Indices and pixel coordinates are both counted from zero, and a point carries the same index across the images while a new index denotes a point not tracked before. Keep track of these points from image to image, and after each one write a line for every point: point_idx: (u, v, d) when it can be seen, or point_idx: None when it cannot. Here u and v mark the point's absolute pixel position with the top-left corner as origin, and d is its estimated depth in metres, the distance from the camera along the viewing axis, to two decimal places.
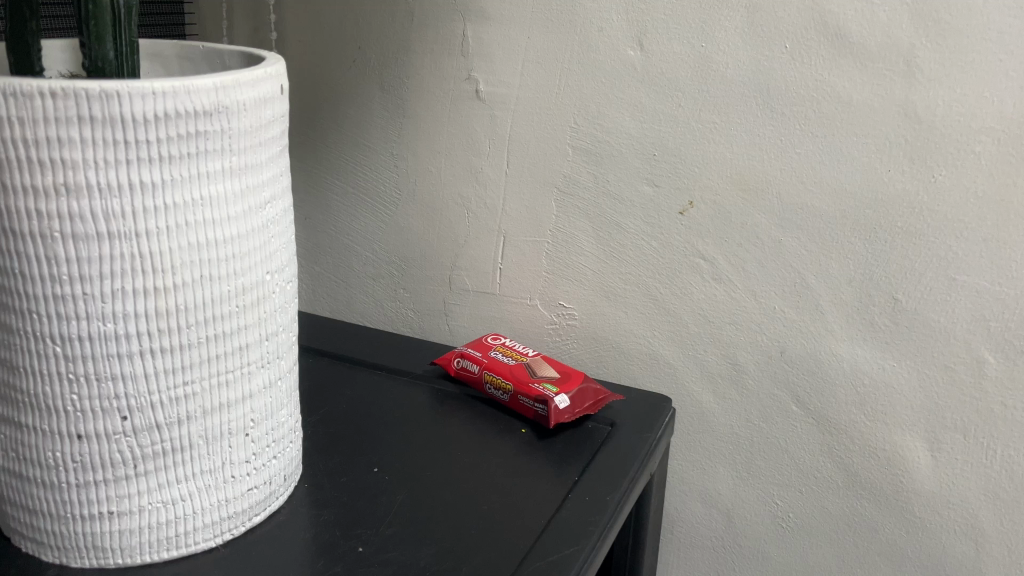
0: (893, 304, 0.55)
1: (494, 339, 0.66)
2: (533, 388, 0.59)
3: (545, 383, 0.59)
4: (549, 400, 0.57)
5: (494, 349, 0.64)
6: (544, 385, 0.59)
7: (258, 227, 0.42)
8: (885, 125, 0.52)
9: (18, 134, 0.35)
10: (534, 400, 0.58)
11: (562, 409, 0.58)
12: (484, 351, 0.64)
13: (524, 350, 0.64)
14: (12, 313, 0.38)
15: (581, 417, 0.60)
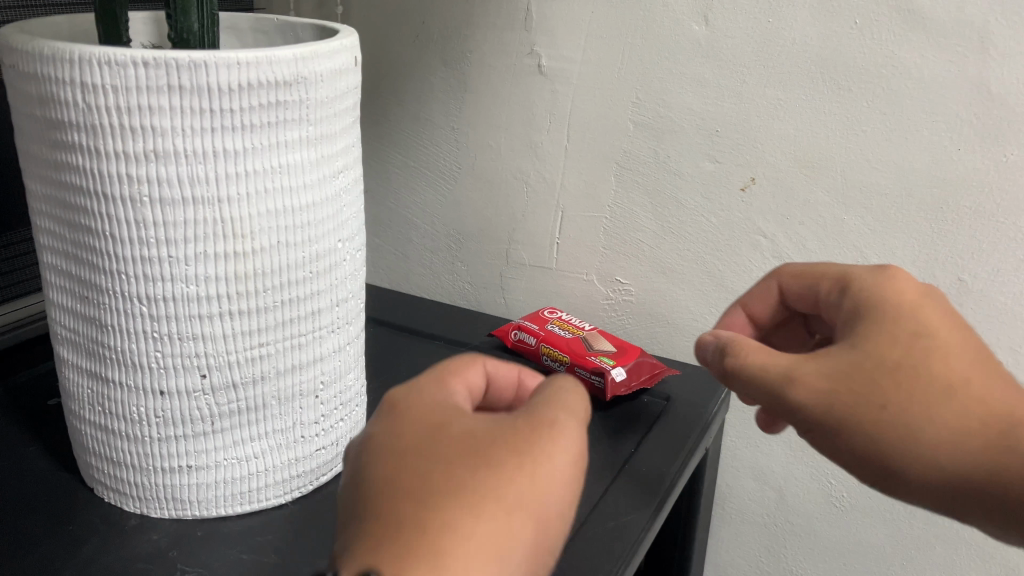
0: (958, 285, 0.54)
1: (550, 313, 0.67)
2: (590, 361, 0.59)
3: (602, 355, 0.60)
4: (607, 372, 0.58)
5: (549, 322, 0.65)
6: (600, 359, 0.60)
7: (331, 196, 0.44)
8: (956, 102, 0.51)
9: (112, 101, 0.36)
10: (589, 371, 0.59)
11: (618, 382, 0.58)
12: (540, 324, 0.65)
13: (580, 324, 0.65)
14: (101, 274, 0.40)
15: (637, 390, 0.61)
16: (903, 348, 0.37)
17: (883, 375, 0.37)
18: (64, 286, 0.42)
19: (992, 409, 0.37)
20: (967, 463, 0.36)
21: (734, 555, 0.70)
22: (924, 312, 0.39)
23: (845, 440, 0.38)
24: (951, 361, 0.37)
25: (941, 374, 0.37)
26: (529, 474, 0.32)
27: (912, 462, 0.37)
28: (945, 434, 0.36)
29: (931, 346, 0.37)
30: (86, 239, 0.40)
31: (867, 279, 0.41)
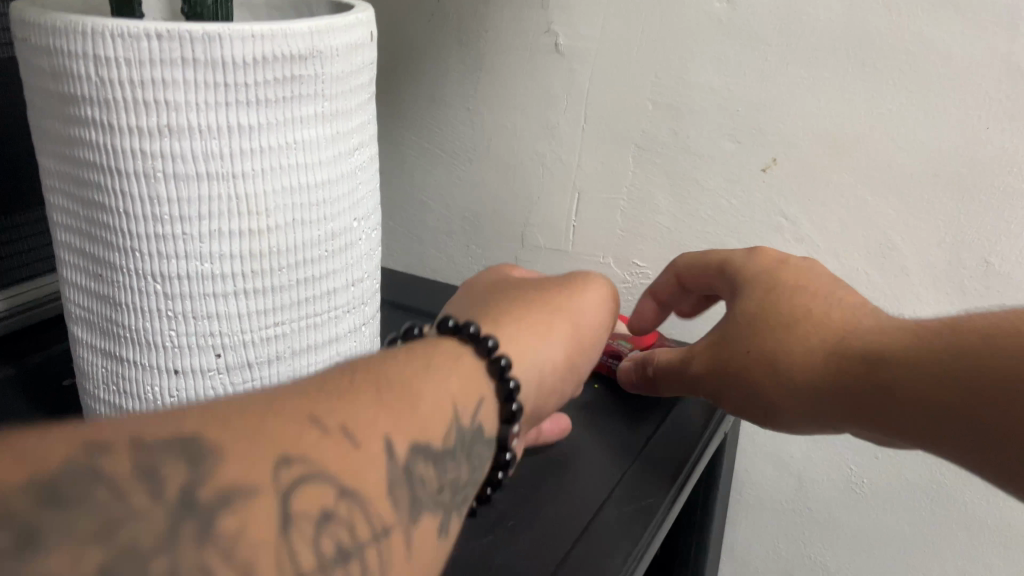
0: (985, 267, 0.53)
1: None
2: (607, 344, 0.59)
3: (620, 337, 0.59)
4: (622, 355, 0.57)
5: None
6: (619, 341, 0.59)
7: (347, 174, 0.43)
8: (986, 79, 0.49)
9: (125, 74, 0.36)
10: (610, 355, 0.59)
11: None
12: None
13: None
14: (115, 251, 0.40)
15: None
16: (758, 303, 0.45)
17: (732, 336, 0.45)
18: (77, 264, 0.42)
19: (845, 324, 0.42)
20: (829, 376, 0.41)
21: (751, 541, 0.69)
22: (783, 273, 0.46)
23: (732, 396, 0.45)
24: (800, 298, 0.44)
25: (789, 309, 0.44)
26: (572, 309, 0.44)
27: (787, 391, 0.43)
28: (805, 363, 0.42)
29: (780, 292, 0.45)
30: (100, 217, 0.39)
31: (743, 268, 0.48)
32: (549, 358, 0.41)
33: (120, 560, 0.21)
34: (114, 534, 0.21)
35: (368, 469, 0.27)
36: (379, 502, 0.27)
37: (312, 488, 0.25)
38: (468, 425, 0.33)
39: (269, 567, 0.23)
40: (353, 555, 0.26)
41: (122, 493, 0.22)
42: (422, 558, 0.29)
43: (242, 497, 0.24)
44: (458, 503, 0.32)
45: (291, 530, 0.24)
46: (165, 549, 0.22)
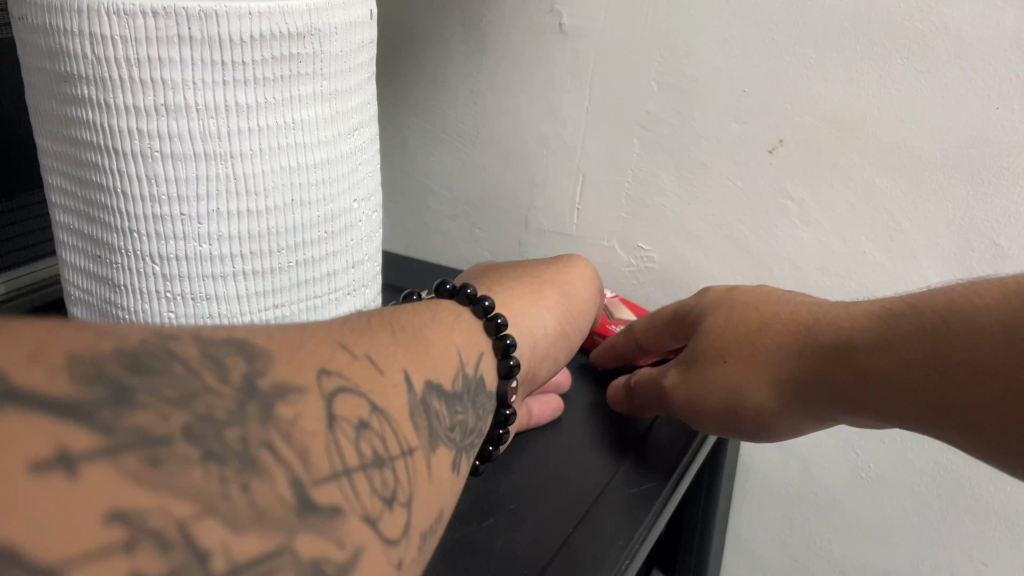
0: (994, 250, 0.52)
1: None
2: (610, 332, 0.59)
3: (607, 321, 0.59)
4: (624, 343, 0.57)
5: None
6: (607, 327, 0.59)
7: (346, 154, 0.43)
8: (996, 58, 0.49)
9: (121, 52, 0.35)
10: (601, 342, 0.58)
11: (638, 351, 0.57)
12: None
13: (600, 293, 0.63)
14: (113, 233, 0.39)
15: None
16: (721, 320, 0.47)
17: (702, 349, 0.47)
18: (76, 246, 0.42)
19: (802, 325, 0.43)
20: (796, 380, 0.42)
21: (756, 526, 0.69)
22: (738, 293, 0.49)
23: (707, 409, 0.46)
24: (763, 306, 0.47)
25: (750, 318, 0.46)
26: (558, 288, 0.49)
27: (758, 401, 0.43)
28: (776, 362, 0.43)
29: (740, 307, 0.47)
30: (98, 197, 0.39)
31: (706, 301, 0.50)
32: (539, 325, 0.46)
33: (201, 425, 0.21)
34: (193, 402, 0.22)
35: (391, 394, 0.29)
36: (403, 424, 0.29)
37: (350, 397, 0.27)
38: (471, 372, 0.37)
39: (322, 454, 0.24)
40: (386, 463, 0.27)
41: (196, 371, 0.22)
42: (440, 482, 0.31)
43: (294, 391, 0.25)
44: (467, 445, 0.35)
45: (337, 425, 0.25)
46: (237, 420, 0.22)
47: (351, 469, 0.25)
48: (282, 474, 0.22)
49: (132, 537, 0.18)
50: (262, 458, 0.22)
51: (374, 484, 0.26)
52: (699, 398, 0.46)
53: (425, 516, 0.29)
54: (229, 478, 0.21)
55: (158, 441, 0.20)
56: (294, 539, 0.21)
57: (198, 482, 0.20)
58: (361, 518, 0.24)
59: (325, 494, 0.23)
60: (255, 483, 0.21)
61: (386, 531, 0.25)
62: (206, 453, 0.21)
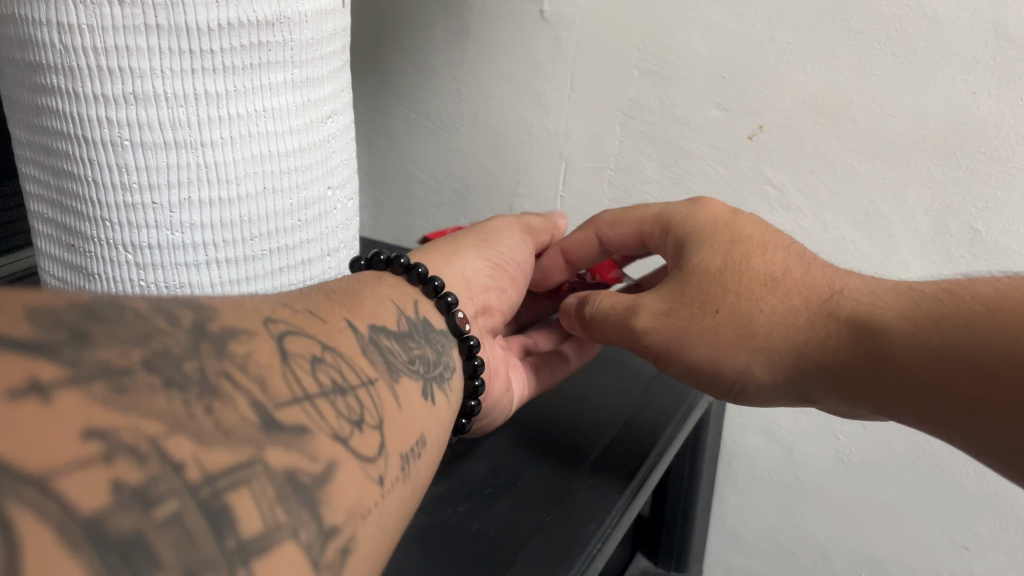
0: (972, 235, 0.52)
1: None
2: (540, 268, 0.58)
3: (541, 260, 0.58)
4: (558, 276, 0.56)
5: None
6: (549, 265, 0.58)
7: (319, 142, 0.43)
8: (974, 44, 0.48)
9: (88, 41, 0.35)
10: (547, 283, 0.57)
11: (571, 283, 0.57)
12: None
13: None
14: (86, 222, 0.40)
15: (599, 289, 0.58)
16: (723, 257, 0.45)
17: (695, 290, 0.45)
18: (51, 235, 0.42)
19: (818, 292, 0.42)
20: (786, 341, 0.42)
21: (739, 510, 0.70)
22: (743, 225, 0.47)
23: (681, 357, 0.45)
24: (769, 256, 0.45)
25: (758, 267, 0.44)
26: (487, 237, 0.49)
27: (748, 360, 0.43)
28: (776, 318, 0.42)
29: (749, 248, 0.45)
30: (70, 186, 0.39)
31: (689, 229, 0.48)
32: (472, 273, 0.47)
33: (158, 358, 0.22)
34: (149, 341, 0.22)
35: (339, 337, 0.32)
36: (358, 359, 0.31)
37: (297, 338, 0.29)
38: (413, 316, 0.39)
39: (280, 381, 0.25)
40: (348, 390, 0.29)
41: (147, 317, 0.23)
42: (410, 410, 0.33)
43: (244, 332, 0.26)
44: (434, 375, 0.37)
45: (291, 357, 0.27)
46: (193, 354, 0.23)
47: (313, 394, 0.26)
48: (244, 400, 0.23)
49: (110, 451, 0.19)
50: (221, 385, 0.23)
51: (339, 408, 0.27)
52: (681, 345, 0.45)
53: (400, 439, 0.31)
54: (192, 401, 0.22)
55: (119, 372, 0.21)
56: (264, 452, 0.23)
57: (163, 406, 0.21)
58: (330, 437, 0.26)
59: (290, 415, 0.25)
60: (217, 406, 0.22)
61: (359, 449, 0.27)
62: (167, 381, 0.22)
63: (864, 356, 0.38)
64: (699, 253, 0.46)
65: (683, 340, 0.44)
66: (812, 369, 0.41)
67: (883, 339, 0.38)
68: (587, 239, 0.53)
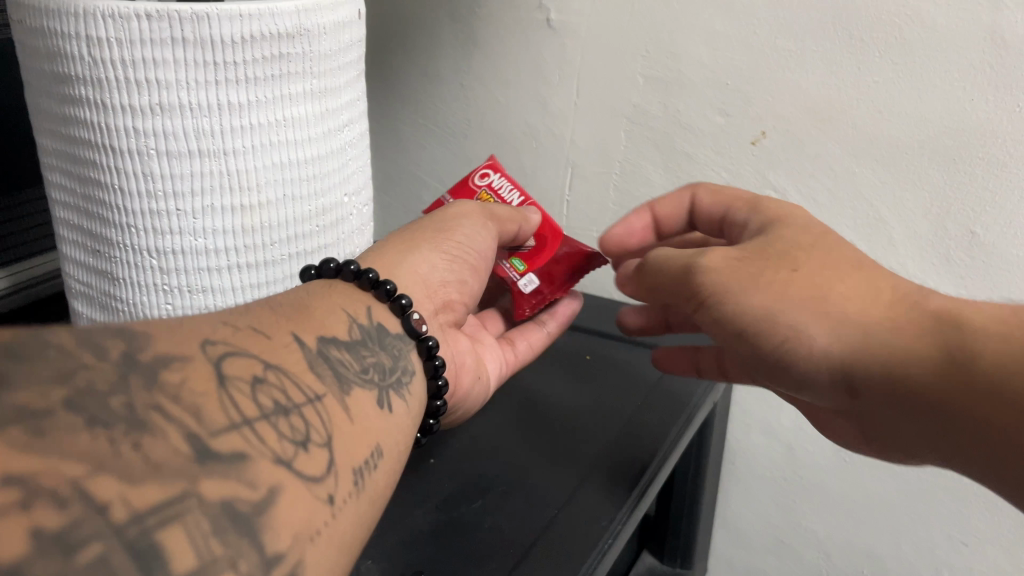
0: (971, 238, 0.53)
1: (478, 176, 0.56)
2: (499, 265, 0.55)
3: (510, 259, 0.55)
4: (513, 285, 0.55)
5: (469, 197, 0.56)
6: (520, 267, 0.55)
7: (337, 149, 0.45)
8: (969, 51, 0.50)
9: (116, 54, 0.37)
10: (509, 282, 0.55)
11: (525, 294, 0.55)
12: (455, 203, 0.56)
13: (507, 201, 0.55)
14: (112, 228, 0.41)
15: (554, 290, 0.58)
16: (812, 236, 0.41)
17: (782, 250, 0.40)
18: (76, 241, 0.43)
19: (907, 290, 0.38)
20: (869, 324, 0.36)
21: (742, 509, 0.71)
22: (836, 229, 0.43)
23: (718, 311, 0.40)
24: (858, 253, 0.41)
25: (849, 254, 0.40)
26: (446, 227, 0.47)
27: (810, 321, 0.37)
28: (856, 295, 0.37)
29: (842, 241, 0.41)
30: (97, 194, 0.40)
31: (785, 208, 0.44)
32: (427, 270, 0.45)
33: (81, 397, 0.23)
34: (72, 378, 0.24)
35: (285, 353, 0.32)
36: (305, 375, 0.32)
37: (237, 359, 0.29)
38: (366, 323, 0.39)
39: (217, 409, 0.26)
40: (293, 409, 0.30)
41: (71, 352, 0.25)
42: (363, 420, 0.33)
43: (177, 360, 0.27)
44: (390, 381, 0.37)
45: (229, 382, 0.28)
46: (119, 389, 0.25)
47: (252, 419, 0.27)
48: (176, 431, 0.25)
49: (28, 497, 0.20)
50: (151, 419, 0.24)
51: (281, 430, 0.28)
52: (741, 293, 0.39)
53: (352, 453, 0.31)
54: (117, 439, 0.23)
55: (38, 415, 0.22)
56: (198, 485, 0.24)
57: (86, 445, 0.22)
58: (272, 460, 0.27)
59: (226, 443, 0.26)
60: (146, 441, 0.24)
61: (305, 469, 0.28)
62: (91, 419, 0.23)
63: (954, 350, 0.33)
64: (792, 229, 0.42)
65: (728, 286, 0.39)
66: (863, 381, 0.36)
67: (978, 339, 0.33)
68: (681, 198, 0.49)
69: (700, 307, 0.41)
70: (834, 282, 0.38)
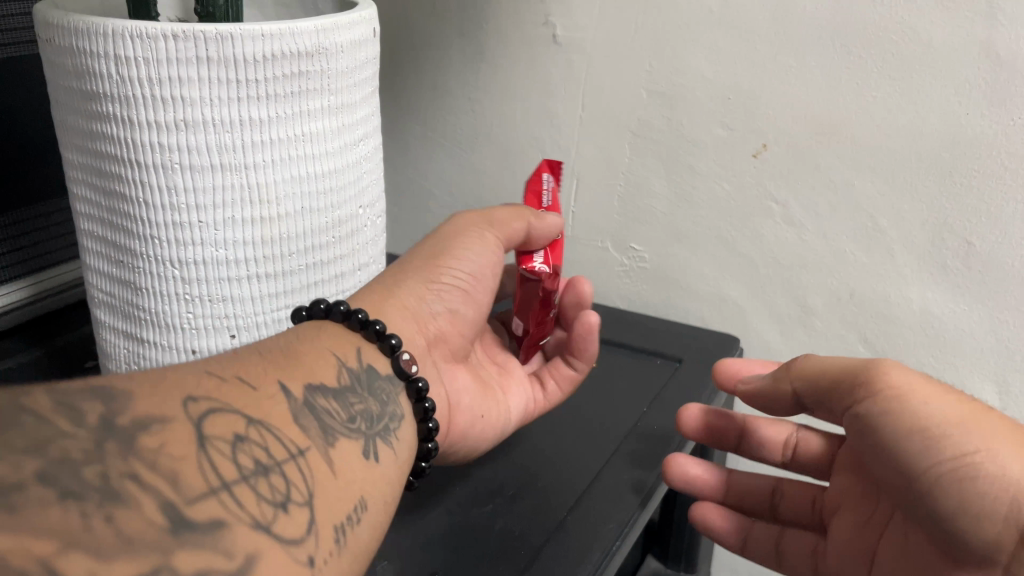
0: (967, 248, 0.55)
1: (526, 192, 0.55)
2: None
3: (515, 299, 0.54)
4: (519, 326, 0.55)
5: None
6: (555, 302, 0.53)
7: (353, 163, 0.46)
8: (964, 66, 0.51)
9: (143, 73, 0.38)
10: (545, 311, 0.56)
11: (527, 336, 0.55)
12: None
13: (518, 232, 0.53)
14: (137, 239, 0.42)
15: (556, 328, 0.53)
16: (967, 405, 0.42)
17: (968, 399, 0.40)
18: (100, 252, 0.45)
19: None
20: None
21: None
22: None
23: (866, 410, 0.40)
24: None
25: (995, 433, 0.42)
26: (437, 255, 0.47)
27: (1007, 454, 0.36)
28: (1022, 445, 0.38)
29: None
30: (122, 206, 0.42)
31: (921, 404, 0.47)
32: (415, 304, 0.45)
33: (56, 468, 0.25)
34: (46, 448, 0.25)
35: (268, 406, 0.33)
36: (289, 429, 0.33)
37: (220, 417, 0.31)
38: (356, 366, 0.40)
39: (195, 474, 0.28)
40: (274, 468, 0.31)
41: (49, 422, 0.26)
42: (348, 473, 0.35)
43: (157, 423, 0.29)
44: (378, 429, 0.38)
45: (209, 443, 0.29)
46: (96, 459, 0.26)
47: (230, 482, 0.29)
48: (152, 501, 0.26)
49: None
50: (126, 489, 0.26)
51: (259, 492, 0.30)
52: (920, 391, 0.39)
53: (334, 508, 0.33)
54: (90, 512, 0.24)
55: (12, 489, 0.23)
56: (171, 557, 0.25)
57: (58, 520, 0.24)
58: (249, 525, 0.28)
59: (201, 511, 0.27)
60: (118, 512, 0.25)
61: (284, 532, 0.29)
62: (63, 492, 0.24)
63: None
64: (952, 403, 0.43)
65: (876, 380, 0.40)
66: None
67: None
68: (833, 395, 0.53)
69: (846, 405, 0.42)
70: (1006, 426, 0.38)
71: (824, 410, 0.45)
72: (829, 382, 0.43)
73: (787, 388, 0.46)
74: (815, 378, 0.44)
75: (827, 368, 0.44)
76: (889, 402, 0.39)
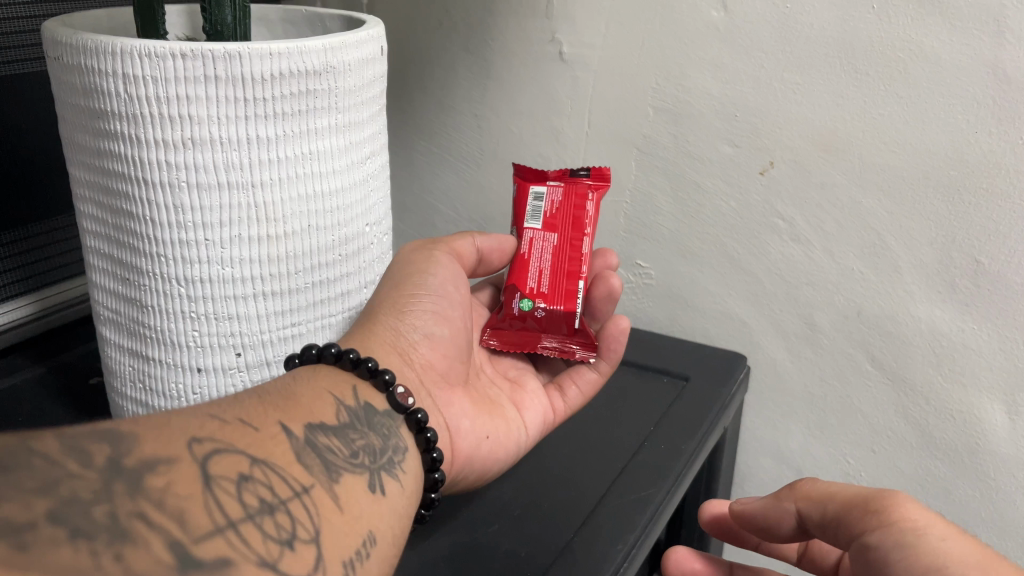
0: (975, 267, 0.54)
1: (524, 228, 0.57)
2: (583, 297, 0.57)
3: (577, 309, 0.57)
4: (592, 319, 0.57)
5: (578, 214, 0.57)
6: (525, 308, 0.56)
7: (360, 181, 0.46)
8: (972, 85, 0.51)
9: (151, 91, 0.38)
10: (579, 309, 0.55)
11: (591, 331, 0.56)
12: (595, 217, 0.57)
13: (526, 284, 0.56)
14: (143, 256, 0.42)
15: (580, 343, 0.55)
16: None
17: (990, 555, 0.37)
18: (105, 269, 0.45)
19: None
20: None
21: None
22: None
23: (879, 540, 0.37)
24: None
25: None
26: (403, 282, 0.48)
27: None
28: None
29: None
30: (128, 224, 0.42)
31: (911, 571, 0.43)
32: (392, 336, 0.45)
33: (65, 508, 0.25)
34: (56, 488, 0.25)
35: (271, 446, 0.33)
36: (292, 467, 0.33)
37: (224, 457, 0.31)
38: (353, 404, 0.40)
39: (201, 513, 0.28)
40: (279, 506, 0.31)
41: (59, 461, 0.26)
42: (354, 508, 0.34)
43: (163, 463, 0.29)
44: (382, 463, 0.38)
45: (214, 483, 0.29)
46: (104, 499, 0.26)
47: (236, 521, 0.29)
48: (160, 539, 0.26)
49: None
50: (134, 528, 0.25)
51: (265, 530, 0.29)
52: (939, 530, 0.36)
53: (342, 545, 0.32)
54: (100, 550, 0.24)
55: (23, 528, 0.23)
56: None
57: (68, 558, 0.23)
58: (255, 564, 0.28)
59: (208, 549, 0.27)
60: (128, 552, 0.25)
61: (291, 570, 0.29)
62: (74, 532, 0.24)
63: None
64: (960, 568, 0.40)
65: (893, 511, 0.38)
66: None
67: None
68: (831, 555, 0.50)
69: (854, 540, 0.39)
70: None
71: (827, 539, 0.41)
72: (837, 507, 0.40)
73: (790, 507, 0.43)
74: (823, 502, 0.41)
75: (836, 494, 0.41)
76: (904, 535, 0.36)
